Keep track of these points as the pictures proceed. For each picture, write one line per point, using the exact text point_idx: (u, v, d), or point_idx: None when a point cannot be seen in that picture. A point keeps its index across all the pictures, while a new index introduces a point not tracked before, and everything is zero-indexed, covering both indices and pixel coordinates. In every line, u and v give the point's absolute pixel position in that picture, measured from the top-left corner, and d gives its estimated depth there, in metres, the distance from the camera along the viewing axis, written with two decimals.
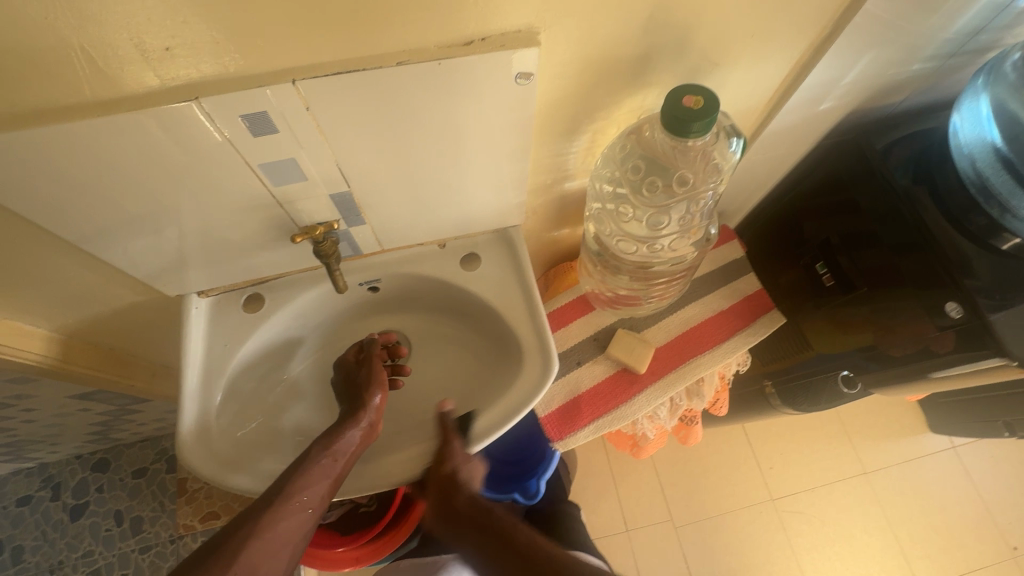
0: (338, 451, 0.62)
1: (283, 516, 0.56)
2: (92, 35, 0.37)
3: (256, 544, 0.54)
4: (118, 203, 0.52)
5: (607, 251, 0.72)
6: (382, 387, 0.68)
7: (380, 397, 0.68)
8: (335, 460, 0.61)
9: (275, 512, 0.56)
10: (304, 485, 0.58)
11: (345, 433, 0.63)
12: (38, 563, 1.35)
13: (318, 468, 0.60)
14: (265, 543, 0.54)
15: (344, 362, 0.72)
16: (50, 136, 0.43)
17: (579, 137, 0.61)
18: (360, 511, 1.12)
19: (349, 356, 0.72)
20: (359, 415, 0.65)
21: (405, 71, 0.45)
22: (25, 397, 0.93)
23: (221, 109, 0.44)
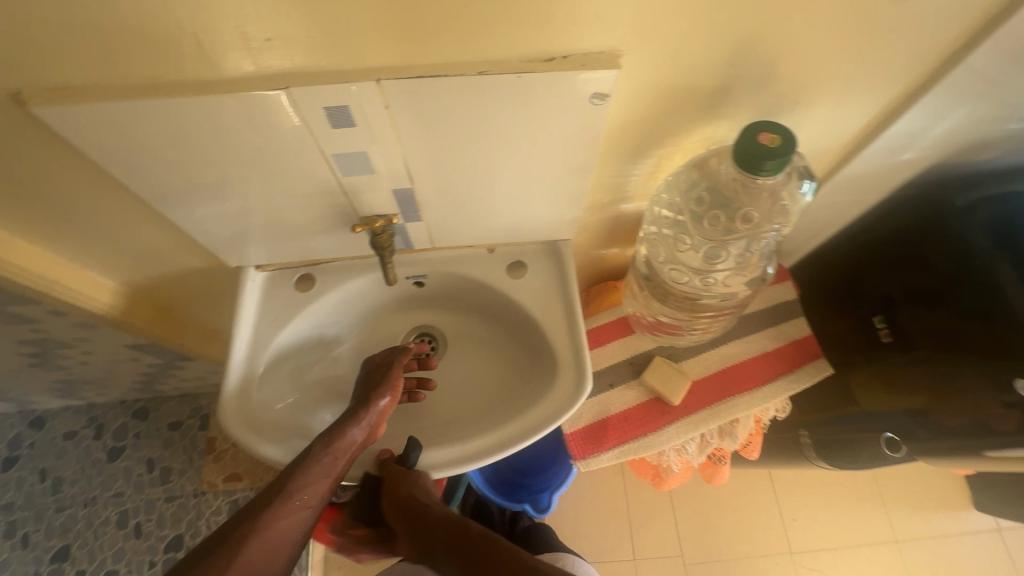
0: (338, 450, 0.63)
1: (281, 515, 0.59)
2: (202, 21, 0.40)
3: (256, 540, 0.57)
4: (199, 176, 0.55)
5: (656, 278, 0.70)
6: (393, 390, 0.67)
7: (387, 401, 0.67)
8: (335, 459, 0.63)
9: (274, 512, 0.59)
10: (300, 488, 0.60)
11: (345, 432, 0.63)
12: (75, 495, 1.44)
13: (317, 470, 0.61)
14: (265, 540, 0.58)
15: (370, 362, 0.71)
16: (148, 109, 0.46)
17: (644, 160, 0.60)
18: None
19: (376, 357, 0.72)
20: (362, 414, 0.65)
21: (486, 81, 0.46)
22: (86, 341, 1.00)
23: (308, 100, 0.46)
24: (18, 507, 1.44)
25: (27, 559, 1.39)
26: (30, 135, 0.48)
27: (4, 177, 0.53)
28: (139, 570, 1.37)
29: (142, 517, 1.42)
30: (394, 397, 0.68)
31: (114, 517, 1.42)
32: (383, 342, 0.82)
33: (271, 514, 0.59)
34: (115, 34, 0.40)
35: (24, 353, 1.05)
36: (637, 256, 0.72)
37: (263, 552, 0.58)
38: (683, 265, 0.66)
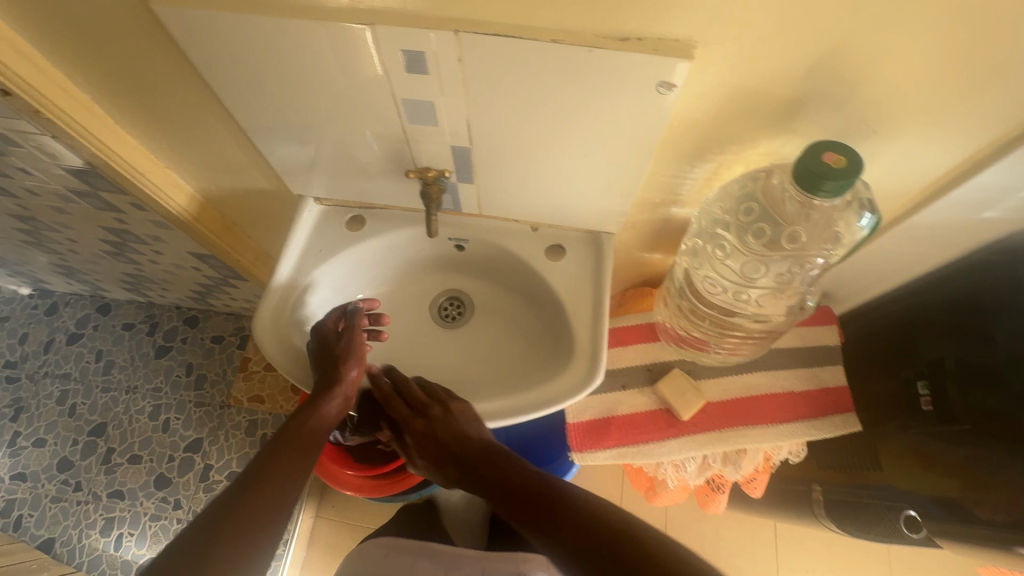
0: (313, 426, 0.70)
1: (265, 498, 0.62)
2: None
3: (241, 524, 0.58)
4: (281, 100, 0.59)
5: (689, 287, 0.69)
6: (359, 361, 0.72)
7: (356, 371, 0.72)
8: (310, 435, 0.70)
9: (257, 498, 0.61)
10: (282, 469, 0.66)
11: (322, 409, 0.70)
12: (121, 379, 1.59)
13: (296, 447, 0.68)
14: (250, 523, 0.59)
15: (321, 329, 0.72)
16: (248, 26, 0.50)
17: (702, 164, 0.60)
18: (377, 448, 1.19)
19: (327, 324, 0.73)
20: (336, 390, 0.70)
21: (556, 49, 0.47)
22: (157, 241, 1.09)
23: (388, 40, 0.48)
24: (73, 379, 1.60)
25: (70, 425, 1.55)
26: (148, 36, 0.54)
27: (119, 68, 0.59)
28: (159, 460, 1.49)
29: (172, 414, 1.54)
30: (362, 367, 0.72)
31: (148, 408, 1.55)
32: (415, 297, 0.86)
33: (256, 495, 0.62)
34: None
35: (104, 240, 1.16)
36: (676, 262, 0.71)
37: (245, 536, 0.58)
38: (720, 278, 0.65)
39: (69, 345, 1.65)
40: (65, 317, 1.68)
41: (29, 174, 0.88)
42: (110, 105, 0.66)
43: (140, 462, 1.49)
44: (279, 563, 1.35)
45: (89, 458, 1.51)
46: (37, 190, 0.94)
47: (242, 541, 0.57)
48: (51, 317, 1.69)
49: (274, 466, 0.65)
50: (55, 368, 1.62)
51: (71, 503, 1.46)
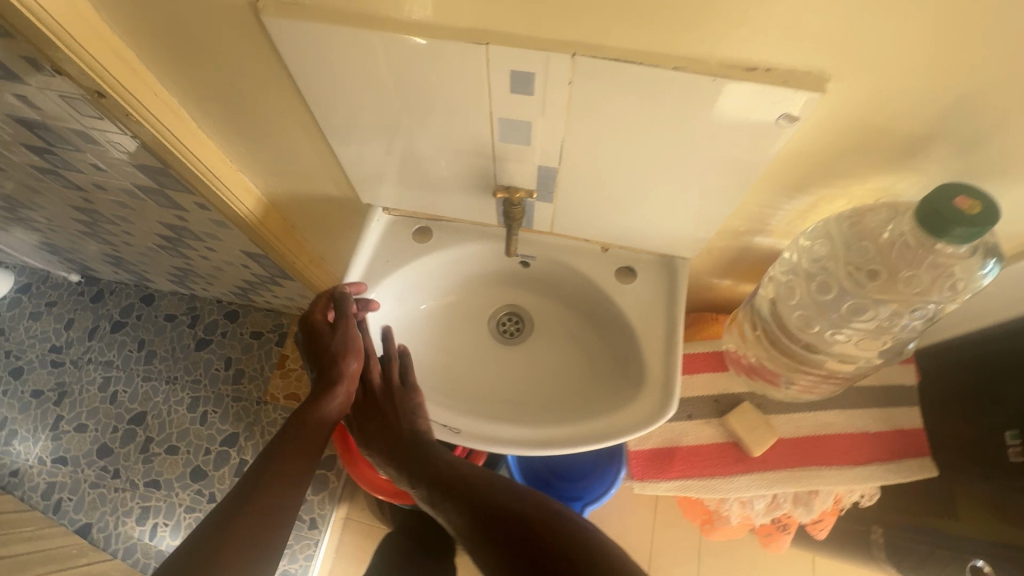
0: (317, 422, 0.69)
1: (263, 499, 0.62)
2: None
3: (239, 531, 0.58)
4: (370, 114, 0.58)
5: (776, 324, 0.67)
6: (358, 355, 0.72)
7: (355, 365, 0.72)
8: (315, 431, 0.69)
9: (250, 503, 0.61)
10: (284, 470, 0.65)
11: (323, 405, 0.70)
12: (161, 370, 1.61)
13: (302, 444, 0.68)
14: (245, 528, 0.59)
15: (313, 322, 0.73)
16: (354, 42, 0.48)
17: (802, 197, 0.57)
18: None
19: (317, 316, 0.73)
20: (336, 386, 0.70)
21: (679, 77, 0.45)
22: (212, 239, 1.10)
23: (499, 61, 0.46)
24: (116, 366, 1.63)
25: (111, 413, 1.57)
26: (248, 46, 0.53)
27: (211, 73, 0.58)
28: (195, 452, 1.51)
29: (210, 407, 1.56)
30: (361, 361, 0.72)
31: (187, 400, 1.57)
32: (475, 311, 0.84)
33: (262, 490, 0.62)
34: None
35: (160, 235, 1.17)
36: (759, 292, 0.68)
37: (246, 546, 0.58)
38: (814, 315, 0.63)
39: (113, 333, 1.68)
40: (110, 305, 1.71)
41: (99, 170, 0.88)
42: (194, 110, 0.66)
43: (178, 454, 1.51)
44: (310, 564, 1.38)
45: (128, 446, 1.53)
46: (104, 185, 0.94)
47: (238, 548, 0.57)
48: (97, 305, 1.72)
49: (273, 463, 0.65)
50: (98, 355, 1.65)
51: (109, 490, 1.48)
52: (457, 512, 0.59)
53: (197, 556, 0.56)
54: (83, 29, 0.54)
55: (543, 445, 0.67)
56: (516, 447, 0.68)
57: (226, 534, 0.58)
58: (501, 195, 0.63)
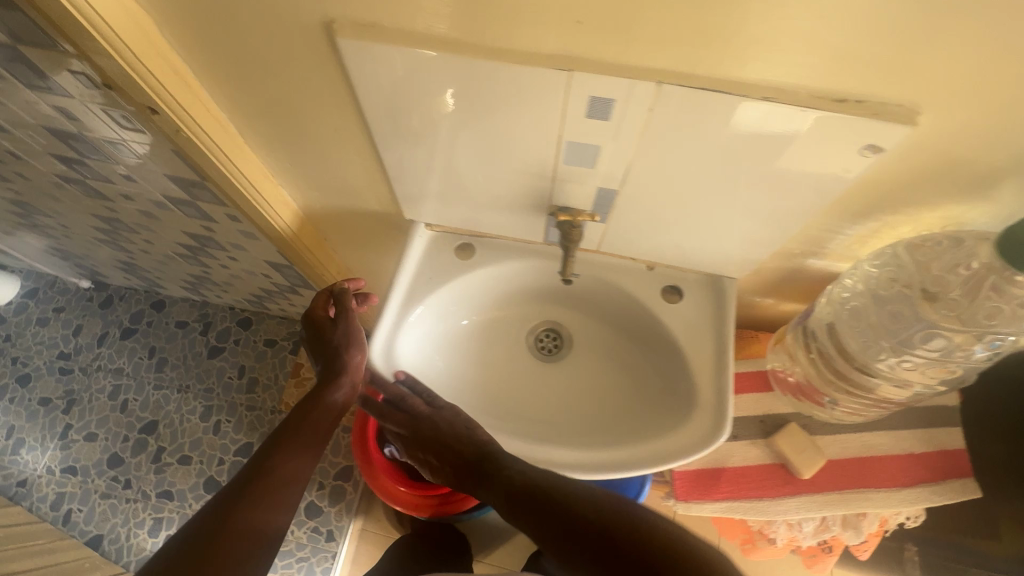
0: (324, 410, 0.75)
1: (267, 490, 0.64)
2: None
3: (242, 519, 0.60)
4: (431, 134, 0.57)
5: (835, 350, 0.66)
6: (362, 349, 0.74)
7: (360, 357, 0.73)
8: (319, 421, 0.74)
9: (254, 494, 0.63)
10: (288, 459, 0.68)
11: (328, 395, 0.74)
12: (173, 377, 1.58)
13: (305, 433, 0.72)
14: (250, 519, 0.60)
15: (313, 314, 0.80)
16: (429, 65, 0.47)
17: (865, 223, 0.57)
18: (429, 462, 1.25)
19: (318, 310, 0.80)
20: (344, 378, 0.73)
21: (766, 107, 0.44)
22: (238, 249, 1.08)
23: (581, 88, 0.46)
24: (126, 374, 1.60)
25: (122, 421, 1.54)
26: (312, 66, 0.52)
27: (267, 91, 0.57)
28: (208, 463, 1.48)
29: (223, 416, 1.53)
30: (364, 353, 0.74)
31: (199, 408, 1.54)
32: (515, 328, 0.83)
33: (269, 480, 0.65)
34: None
35: (181, 243, 1.14)
36: (816, 311, 0.67)
37: (249, 539, 0.59)
38: (879, 342, 0.63)
39: (123, 339, 1.65)
40: (119, 311, 1.69)
41: (130, 180, 0.86)
42: (242, 126, 0.65)
43: (190, 464, 1.48)
44: None
45: (139, 456, 1.50)
46: (131, 195, 0.93)
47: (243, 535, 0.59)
48: (106, 311, 1.69)
49: (277, 453, 0.68)
50: (108, 362, 1.62)
51: (120, 501, 1.46)
52: (525, 512, 0.57)
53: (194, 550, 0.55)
54: (143, 47, 0.52)
55: (596, 468, 0.66)
56: (572, 471, 0.67)
57: (227, 525, 0.59)
58: (567, 218, 0.63)
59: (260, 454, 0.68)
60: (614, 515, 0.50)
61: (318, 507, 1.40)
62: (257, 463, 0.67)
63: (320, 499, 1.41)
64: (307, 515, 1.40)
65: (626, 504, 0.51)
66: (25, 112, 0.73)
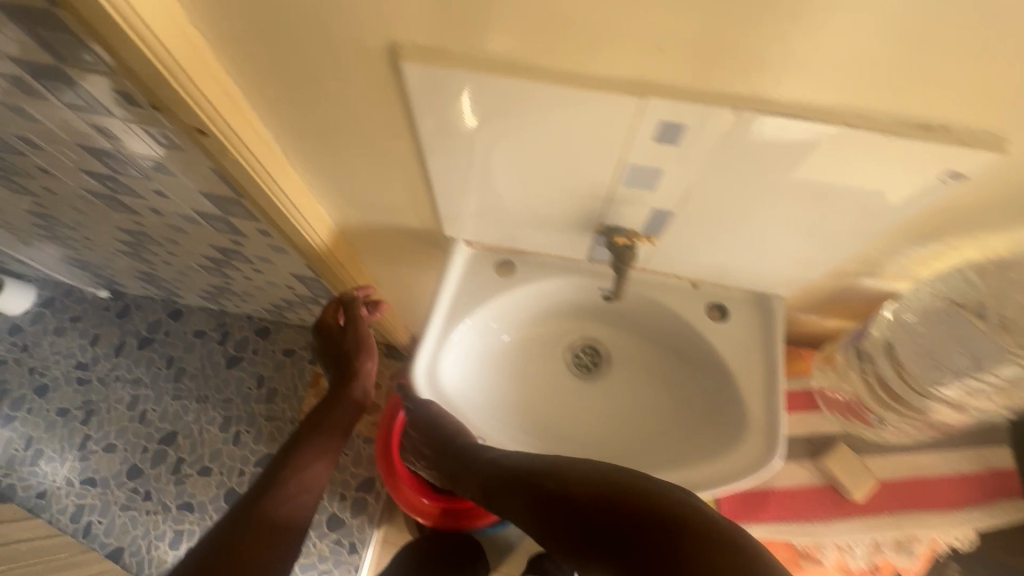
0: (339, 412, 0.90)
1: (293, 481, 0.79)
2: (617, 23, 0.40)
3: (275, 506, 0.75)
4: (487, 156, 0.57)
5: (895, 375, 0.65)
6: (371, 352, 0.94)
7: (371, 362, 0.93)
8: (335, 423, 0.90)
9: (282, 486, 0.78)
10: (309, 455, 0.84)
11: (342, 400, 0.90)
12: (191, 388, 1.58)
13: (322, 433, 0.87)
14: (282, 506, 0.75)
15: (326, 323, 0.94)
16: (497, 90, 0.46)
17: (930, 245, 0.56)
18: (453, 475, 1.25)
19: (329, 318, 0.94)
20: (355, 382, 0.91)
21: (851, 132, 0.44)
22: (265, 262, 1.07)
23: (657, 114, 0.45)
24: (144, 384, 1.59)
25: (141, 432, 1.54)
26: (373, 89, 0.51)
27: (320, 113, 0.56)
28: (229, 474, 1.47)
29: (243, 426, 1.52)
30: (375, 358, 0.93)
31: (219, 419, 1.53)
32: (553, 345, 0.81)
33: (296, 467, 0.81)
34: (524, 25, 0.41)
35: (206, 256, 1.13)
36: (871, 331, 0.66)
37: (281, 525, 0.73)
38: (942, 365, 0.63)
39: (140, 349, 1.64)
40: (136, 320, 1.68)
41: (162, 196, 0.85)
42: (288, 146, 0.64)
43: (210, 475, 1.47)
44: None
45: (158, 467, 1.49)
46: (161, 210, 0.92)
47: (279, 517, 0.73)
48: (123, 320, 1.68)
49: (300, 449, 0.84)
50: (126, 373, 1.61)
51: (140, 512, 1.45)
52: (538, 509, 0.55)
53: (238, 530, 0.70)
54: (199, 70, 0.51)
55: None
56: None
57: (260, 513, 0.73)
58: (624, 240, 0.62)
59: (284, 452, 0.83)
60: (631, 490, 0.48)
61: (340, 519, 1.39)
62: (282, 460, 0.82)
63: (342, 511, 1.40)
64: (329, 527, 1.38)
65: (642, 479, 0.50)
66: (61, 130, 0.72)
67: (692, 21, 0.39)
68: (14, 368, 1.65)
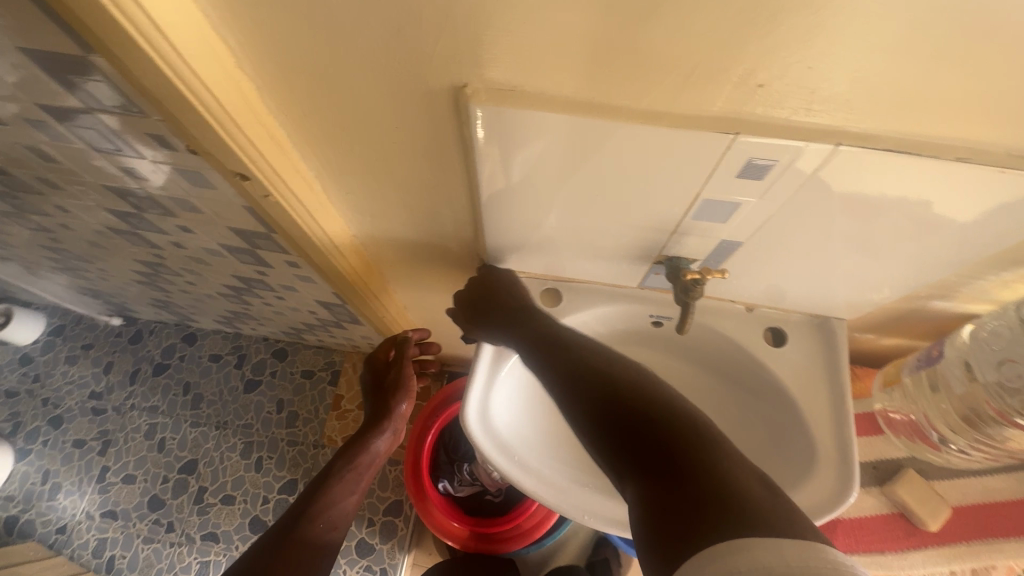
0: (368, 454, 0.84)
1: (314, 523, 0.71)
2: (718, 63, 0.37)
3: (294, 549, 0.66)
4: (546, 191, 0.53)
5: (971, 401, 0.63)
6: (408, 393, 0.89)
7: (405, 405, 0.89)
8: (363, 466, 0.83)
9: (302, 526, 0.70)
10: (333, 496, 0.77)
11: (373, 439, 0.84)
12: (210, 415, 1.54)
13: (348, 473, 0.80)
14: (300, 551, 0.67)
15: (378, 360, 0.93)
16: (572, 131, 0.44)
17: (1015, 269, 0.55)
18: (485, 498, 1.20)
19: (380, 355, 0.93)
20: (386, 424, 0.86)
21: (958, 168, 0.42)
22: (289, 290, 1.04)
23: (748, 149, 0.43)
24: (161, 412, 1.56)
25: (160, 461, 1.50)
26: (434, 130, 0.48)
27: (369, 151, 0.53)
28: (253, 502, 1.43)
29: (264, 452, 1.49)
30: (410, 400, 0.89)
31: (239, 446, 1.50)
32: None
33: (321, 507, 0.74)
34: (610, 67, 0.38)
35: (226, 285, 1.10)
36: (945, 351, 0.64)
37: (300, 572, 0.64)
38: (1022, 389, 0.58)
39: (155, 376, 1.60)
40: (150, 346, 1.65)
41: (186, 231, 0.82)
42: (331, 183, 0.60)
43: (234, 503, 1.44)
44: None
45: (180, 497, 1.46)
46: (184, 244, 0.88)
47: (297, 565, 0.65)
48: (136, 346, 1.65)
49: (323, 489, 0.77)
50: (142, 401, 1.58)
51: (163, 545, 1.41)
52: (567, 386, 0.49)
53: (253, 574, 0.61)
54: (247, 116, 0.48)
55: None
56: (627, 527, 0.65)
57: (278, 557, 0.65)
58: (693, 275, 0.59)
59: (310, 492, 0.77)
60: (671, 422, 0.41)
61: (369, 545, 1.36)
62: (306, 501, 0.75)
63: (371, 537, 1.37)
64: (359, 554, 1.35)
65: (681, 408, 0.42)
66: (85, 171, 0.69)
67: (797, 59, 0.36)
68: (27, 401, 1.62)
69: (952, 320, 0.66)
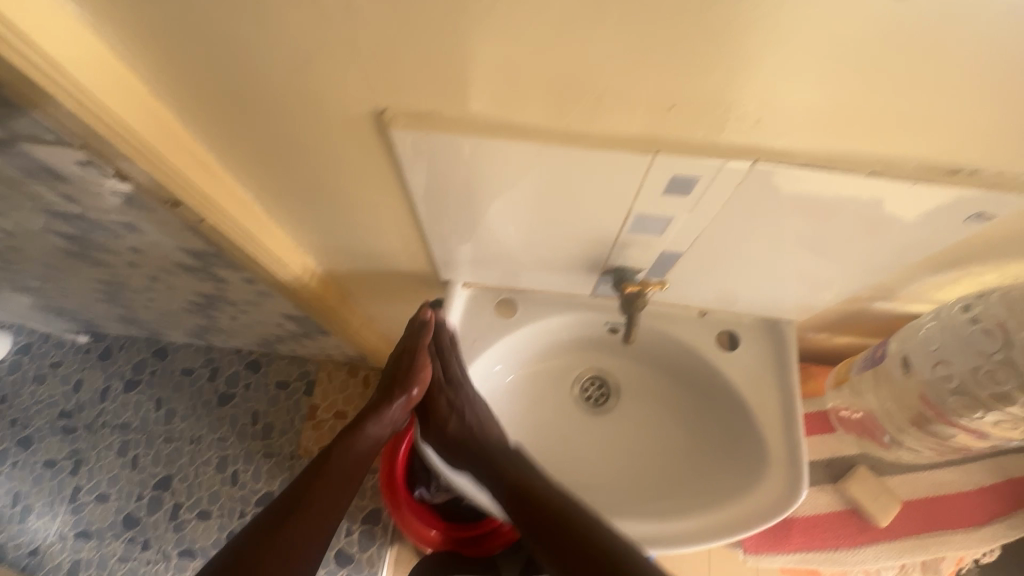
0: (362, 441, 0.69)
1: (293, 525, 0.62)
2: (629, 86, 0.37)
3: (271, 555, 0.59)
4: (484, 209, 0.53)
5: (914, 399, 0.64)
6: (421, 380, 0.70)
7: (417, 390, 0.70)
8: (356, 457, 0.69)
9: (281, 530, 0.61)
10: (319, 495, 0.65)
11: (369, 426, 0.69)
12: (183, 429, 1.52)
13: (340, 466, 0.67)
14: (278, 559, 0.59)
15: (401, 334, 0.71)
16: (498, 152, 0.44)
17: (947, 271, 0.56)
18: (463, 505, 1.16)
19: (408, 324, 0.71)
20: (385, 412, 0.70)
21: (876, 181, 0.43)
22: (253, 305, 1.03)
23: (670, 167, 0.43)
24: (133, 429, 1.54)
25: (133, 479, 1.48)
26: (363, 151, 0.47)
27: (304, 173, 0.52)
28: (229, 516, 1.42)
29: (240, 465, 1.47)
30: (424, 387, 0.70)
31: (215, 460, 1.48)
32: (561, 381, 0.78)
33: (302, 505, 0.64)
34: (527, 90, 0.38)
35: (189, 301, 1.09)
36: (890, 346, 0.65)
37: None
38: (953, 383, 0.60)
39: (126, 392, 1.58)
40: (120, 362, 1.62)
41: (136, 252, 0.81)
42: (272, 204, 0.60)
43: (210, 518, 1.42)
44: None
45: (156, 514, 1.44)
46: (137, 264, 0.87)
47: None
48: (105, 362, 1.62)
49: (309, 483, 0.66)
50: (113, 418, 1.56)
51: (139, 563, 1.39)
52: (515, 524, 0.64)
53: None
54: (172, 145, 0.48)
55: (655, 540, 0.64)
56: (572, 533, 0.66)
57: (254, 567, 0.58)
58: (632, 289, 0.61)
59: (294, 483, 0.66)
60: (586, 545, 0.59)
61: (348, 554, 1.35)
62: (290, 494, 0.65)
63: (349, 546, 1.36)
64: (338, 564, 1.35)
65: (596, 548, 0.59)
66: (23, 197, 0.67)
67: (704, 85, 0.36)
68: None
69: (897, 319, 0.67)
